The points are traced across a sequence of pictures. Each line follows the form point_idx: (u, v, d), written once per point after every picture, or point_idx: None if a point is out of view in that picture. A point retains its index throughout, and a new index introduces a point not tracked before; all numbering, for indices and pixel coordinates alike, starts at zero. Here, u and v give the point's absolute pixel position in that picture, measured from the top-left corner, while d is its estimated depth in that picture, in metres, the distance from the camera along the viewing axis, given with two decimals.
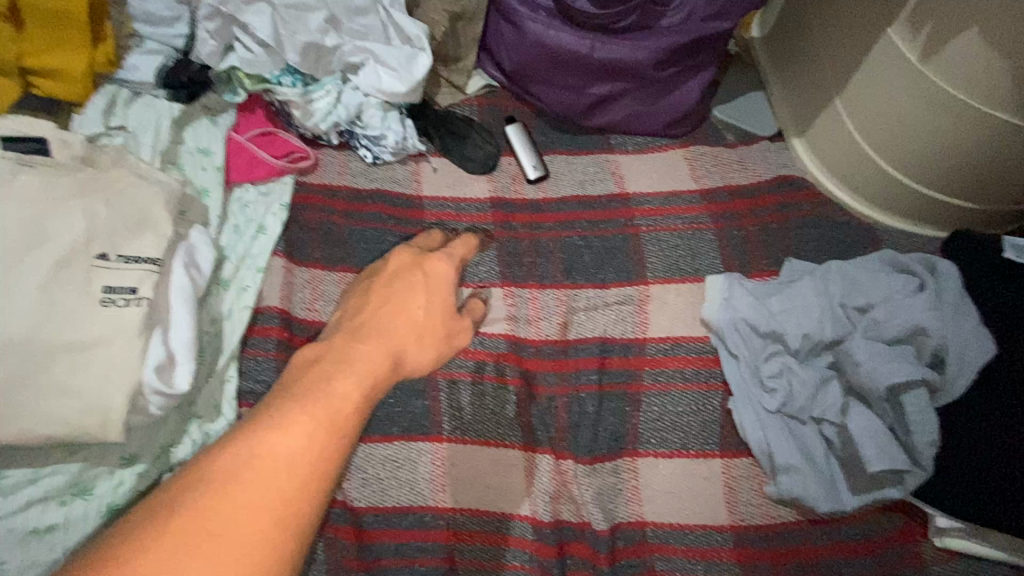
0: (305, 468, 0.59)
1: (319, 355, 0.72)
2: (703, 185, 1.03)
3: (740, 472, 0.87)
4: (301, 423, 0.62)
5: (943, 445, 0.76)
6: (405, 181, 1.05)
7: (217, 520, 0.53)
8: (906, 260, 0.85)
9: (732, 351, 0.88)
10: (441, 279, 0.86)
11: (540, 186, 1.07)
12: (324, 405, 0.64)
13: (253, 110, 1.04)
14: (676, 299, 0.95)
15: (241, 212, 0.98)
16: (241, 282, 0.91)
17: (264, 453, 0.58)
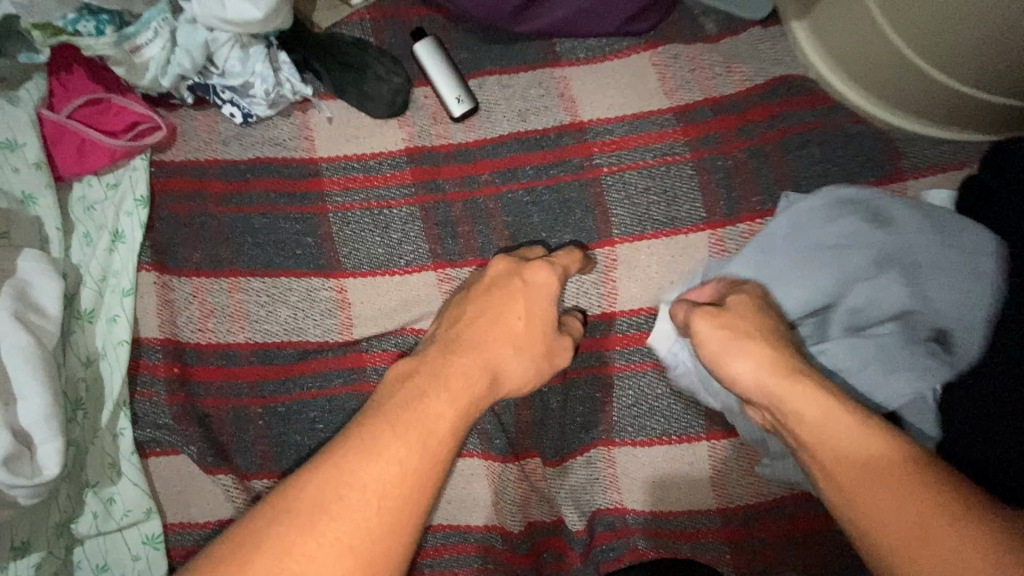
0: (395, 497, 0.54)
1: (395, 390, 0.61)
2: (680, 103, 0.80)
3: (728, 453, 0.78)
4: (399, 446, 0.56)
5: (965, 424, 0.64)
6: (292, 140, 0.81)
7: (304, 554, 0.50)
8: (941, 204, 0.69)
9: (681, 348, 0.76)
10: (534, 304, 0.70)
11: (468, 125, 0.83)
12: (417, 429, 0.57)
13: (69, 70, 0.77)
14: (648, 261, 0.78)
15: (87, 217, 0.76)
16: (109, 311, 0.74)
17: (356, 478, 0.54)
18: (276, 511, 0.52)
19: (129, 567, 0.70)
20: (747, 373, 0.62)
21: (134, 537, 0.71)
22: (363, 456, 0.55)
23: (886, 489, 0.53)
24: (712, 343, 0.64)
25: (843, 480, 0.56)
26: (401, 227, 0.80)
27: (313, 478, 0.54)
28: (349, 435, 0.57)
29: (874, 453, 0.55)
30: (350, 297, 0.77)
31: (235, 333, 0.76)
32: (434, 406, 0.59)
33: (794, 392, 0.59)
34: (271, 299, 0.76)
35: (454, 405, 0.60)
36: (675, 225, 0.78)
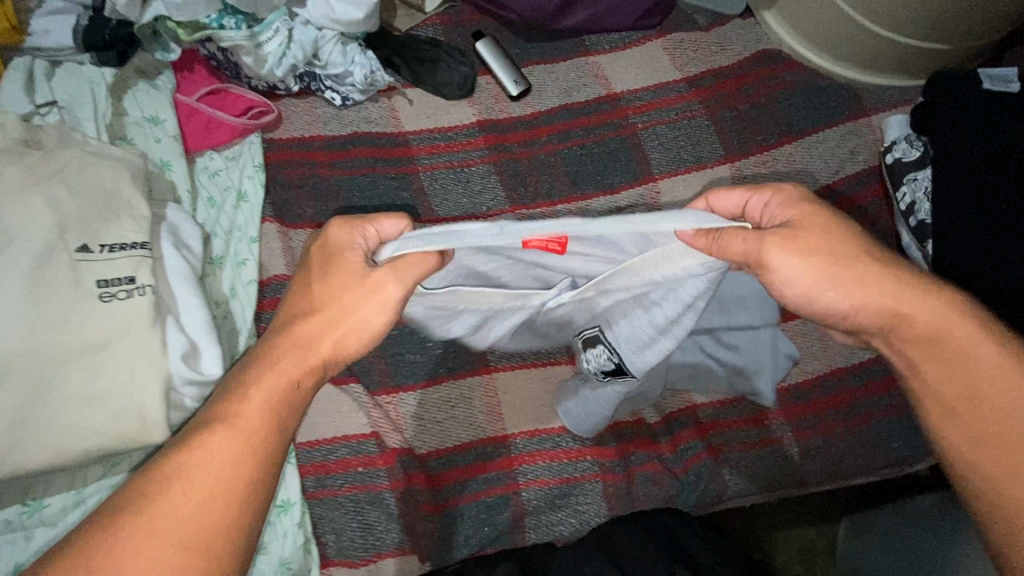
0: (223, 500, 0.51)
1: (227, 402, 0.56)
2: (690, 74, 1.02)
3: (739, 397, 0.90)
4: (217, 453, 0.53)
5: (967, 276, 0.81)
6: (382, 119, 0.97)
7: (162, 521, 0.50)
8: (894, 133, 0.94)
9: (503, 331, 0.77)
10: (385, 292, 0.57)
11: (524, 101, 1.01)
12: (230, 430, 0.54)
13: (191, 68, 0.92)
14: (686, 191, 0.95)
15: (213, 183, 0.88)
16: (237, 256, 0.84)
17: (190, 499, 0.51)
18: (96, 531, 0.49)
19: None
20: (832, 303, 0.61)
21: None
22: (187, 470, 0.52)
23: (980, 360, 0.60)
24: (806, 266, 0.59)
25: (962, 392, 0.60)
26: (480, 181, 0.95)
27: (127, 512, 0.50)
28: (166, 455, 0.53)
29: (988, 364, 0.60)
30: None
31: None
32: (253, 400, 0.55)
33: (897, 299, 0.60)
34: None
35: (273, 395, 0.56)
36: (701, 162, 0.96)
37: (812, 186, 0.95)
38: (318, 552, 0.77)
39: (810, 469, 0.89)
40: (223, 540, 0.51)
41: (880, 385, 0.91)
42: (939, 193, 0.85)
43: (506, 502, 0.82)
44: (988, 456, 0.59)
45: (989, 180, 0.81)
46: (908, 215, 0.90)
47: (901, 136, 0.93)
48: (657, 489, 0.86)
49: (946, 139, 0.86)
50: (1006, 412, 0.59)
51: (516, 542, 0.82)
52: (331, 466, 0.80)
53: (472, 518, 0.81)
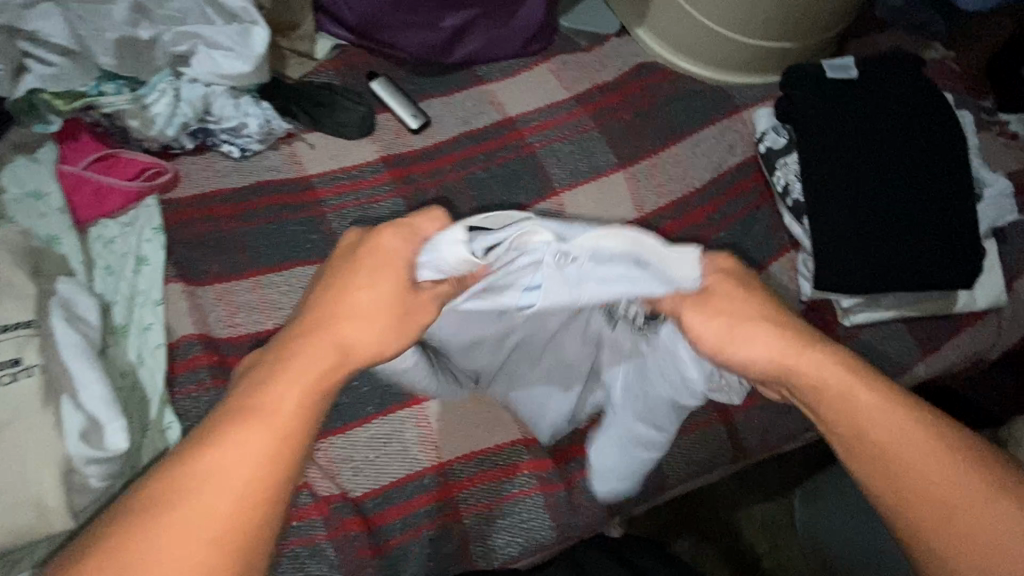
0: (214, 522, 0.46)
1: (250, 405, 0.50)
2: (579, 91, 1.08)
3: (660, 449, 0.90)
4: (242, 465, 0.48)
5: (847, 244, 0.90)
6: (284, 166, 0.97)
7: (177, 536, 0.45)
8: (763, 124, 1.02)
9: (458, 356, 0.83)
10: (394, 250, 0.58)
11: (425, 134, 1.04)
12: (257, 426, 0.49)
13: (76, 135, 0.90)
14: (587, 201, 1.00)
15: (109, 252, 0.86)
16: (141, 322, 0.81)
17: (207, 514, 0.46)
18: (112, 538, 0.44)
19: None
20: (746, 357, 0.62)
21: None
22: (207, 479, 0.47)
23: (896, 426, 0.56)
24: (755, 325, 0.62)
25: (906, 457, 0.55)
26: (390, 216, 0.96)
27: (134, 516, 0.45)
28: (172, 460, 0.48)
29: (877, 412, 0.57)
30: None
31: (262, 323, 0.85)
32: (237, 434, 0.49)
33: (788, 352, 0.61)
34: (290, 288, 0.88)
35: (302, 389, 0.51)
36: (598, 172, 1.02)
37: (700, 181, 1.02)
38: None
39: (737, 444, 0.93)
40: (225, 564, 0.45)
41: None
42: (806, 171, 0.93)
43: (447, 535, 0.82)
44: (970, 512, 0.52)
45: (883, 161, 0.91)
46: (783, 195, 0.97)
47: (771, 126, 1.02)
48: (597, 489, 0.88)
49: (846, 115, 0.94)
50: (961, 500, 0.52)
51: (467, 570, 0.82)
52: None
53: (419, 553, 0.81)
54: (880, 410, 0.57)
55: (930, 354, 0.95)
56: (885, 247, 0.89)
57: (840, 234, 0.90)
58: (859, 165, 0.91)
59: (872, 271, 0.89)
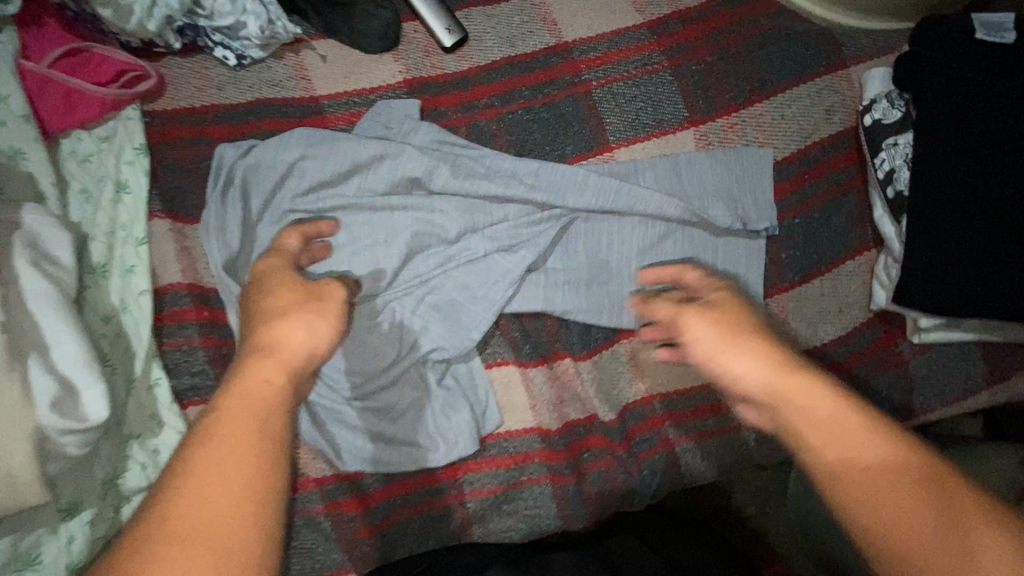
0: (241, 479, 0.43)
1: (261, 307, 0.59)
2: (654, 18, 0.88)
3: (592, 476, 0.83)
4: (243, 447, 0.44)
5: (940, 254, 0.75)
6: (289, 81, 0.81)
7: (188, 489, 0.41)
8: (874, 89, 0.83)
9: (497, 288, 0.77)
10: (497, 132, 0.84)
11: (460, 54, 0.86)
12: (275, 359, 0.52)
13: (40, 21, 0.74)
14: (647, 163, 0.83)
15: (83, 172, 0.73)
16: (124, 262, 0.71)
17: (221, 486, 0.42)
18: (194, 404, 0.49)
19: None
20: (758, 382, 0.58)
21: None
22: (229, 432, 0.45)
23: (883, 486, 0.43)
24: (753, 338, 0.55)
25: (895, 508, 0.42)
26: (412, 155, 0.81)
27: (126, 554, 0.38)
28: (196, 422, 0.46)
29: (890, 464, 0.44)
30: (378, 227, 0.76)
31: None
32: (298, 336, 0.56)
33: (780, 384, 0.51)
34: None
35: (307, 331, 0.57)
36: (663, 127, 0.85)
37: (780, 153, 0.85)
38: None
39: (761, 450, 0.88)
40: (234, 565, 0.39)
41: (844, 365, 0.83)
42: (920, 161, 0.77)
43: (450, 514, 0.78)
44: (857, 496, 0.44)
45: None
46: (884, 183, 0.81)
47: (883, 91, 0.83)
48: (610, 482, 0.83)
49: None
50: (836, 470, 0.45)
51: None
52: None
53: (420, 532, 0.77)
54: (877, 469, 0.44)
55: (996, 381, 0.84)
56: (991, 263, 0.74)
57: (936, 241, 0.75)
58: (987, 158, 0.74)
59: (957, 262, 0.74)
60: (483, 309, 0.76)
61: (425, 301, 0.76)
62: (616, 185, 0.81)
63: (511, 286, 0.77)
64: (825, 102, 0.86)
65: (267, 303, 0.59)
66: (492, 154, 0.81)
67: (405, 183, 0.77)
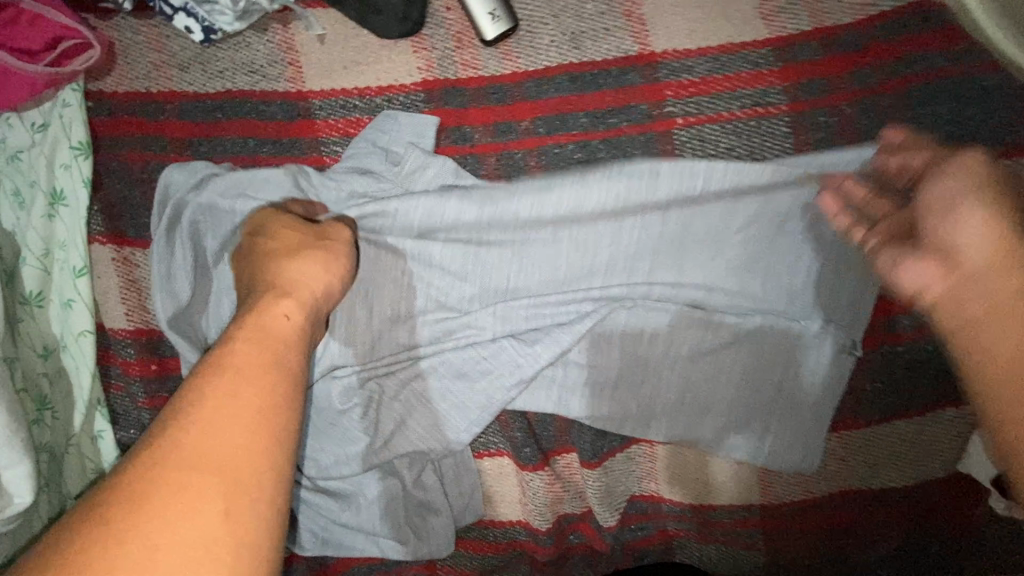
0: (276, 382, 0.40)
1: (267, 250, 0.54)
2: (780, 35, 0.62)
3: (575, 567, 0.76)
4: (263, 371, 0.40)
5: None
6: (274, 66, 0.62)
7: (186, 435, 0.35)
8: None
9: (500, 386, 0.62)
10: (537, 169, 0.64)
11: (503, 50, 0.64)
12: (294, 298, 0.49)
13: None
14: (728, 245, 0.61)
15: (13, 171, 0.59)
16: (63, 292, 0.60)
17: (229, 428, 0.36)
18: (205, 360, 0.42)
19: None
20: (964, 232, 0.46)
21: None
22: (246, 356, 0.41)
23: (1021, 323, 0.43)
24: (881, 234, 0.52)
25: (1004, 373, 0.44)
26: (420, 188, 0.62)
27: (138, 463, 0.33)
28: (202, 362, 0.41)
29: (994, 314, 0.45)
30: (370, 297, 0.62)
31: None
32: (311, 279, 0.52)
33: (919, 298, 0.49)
34: None
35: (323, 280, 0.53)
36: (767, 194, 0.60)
37: None
38: None
39: None
40: (257, 474, 0.35)
41: (896, 514, 0.72)
42: None
43: None
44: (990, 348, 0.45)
45: None
46: None
47: None
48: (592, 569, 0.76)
49: None
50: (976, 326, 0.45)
51: None
52: None
53: None
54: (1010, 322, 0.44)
55: None
56: None
57: None
58: None
59: None
60: (479, 408, 0.63)
61: (412, 388, 0.63)
62: (673, 219, 0.61)
63: (517, 387, 0.62)
64: None
65: (267, 246, 0.55)
66: (511, 195, 0.61)
67: (395, 233, 0.61)
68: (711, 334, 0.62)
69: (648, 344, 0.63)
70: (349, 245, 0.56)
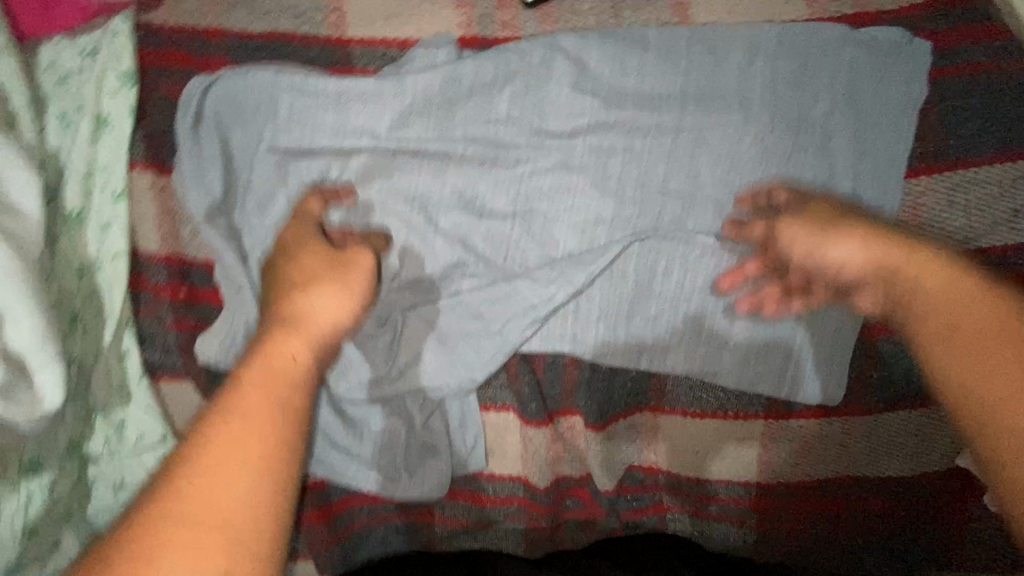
0: (280, 426, 0.41)
1: (287, 274, 0.55)
2: (821, 17, 0.65)
3: (569, 527, 0.78)
4: (256, 418, 0.40)
5: None
6: (317, 12, 0.64)
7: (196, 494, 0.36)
8: None
9: (516, 325, 0.64)
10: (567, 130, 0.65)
11: (542, 15, 0.66)
12: (299, 332, 0.49)
13: None
14: (737, 195, 0.65)
15: (62, 94, 0.61)
16: (100, 214, 0.62)
17: (238, 481, 0.37)
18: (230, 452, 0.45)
19: None
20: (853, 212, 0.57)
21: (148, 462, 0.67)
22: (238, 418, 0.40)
23: (965, 297, 0.45)
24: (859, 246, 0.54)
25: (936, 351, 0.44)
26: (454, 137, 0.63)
27: (141, 538, 0.34)
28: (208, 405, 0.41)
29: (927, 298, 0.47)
30: (393, 238, 0.64)
31: None
32: (326, 313, 0.52)
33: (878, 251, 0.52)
34: None
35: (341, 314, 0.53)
36: (783, 160, 0.64)
37: (927, 249, 0.63)
38: None
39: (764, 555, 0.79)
40: (257, 529, 0.36)
41: (887, 503, 0.74)
42: None
43: (415, 528, 0.77)
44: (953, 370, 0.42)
45: None
46: None
47: None
48: (583, 532, 0.78)
49: None
50: (970, 337, 0.42)
51: None
52: None
53: (381, 537, 0.77)
54: (952, 290, 0.46)
55: None
56: None
57: None
58: None
59: None
60: (493, 348, 0.65)
61: (429, 320, 0.65)
62: (688, 117, 0.64)
63: (532, 325, 0.64)
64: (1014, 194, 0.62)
65: (289, 270, 0.55)
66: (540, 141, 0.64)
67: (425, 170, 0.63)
68: (720, 288, 0.66)
69: (660, 298, 0.67)
70: (368, 275, 0.57)
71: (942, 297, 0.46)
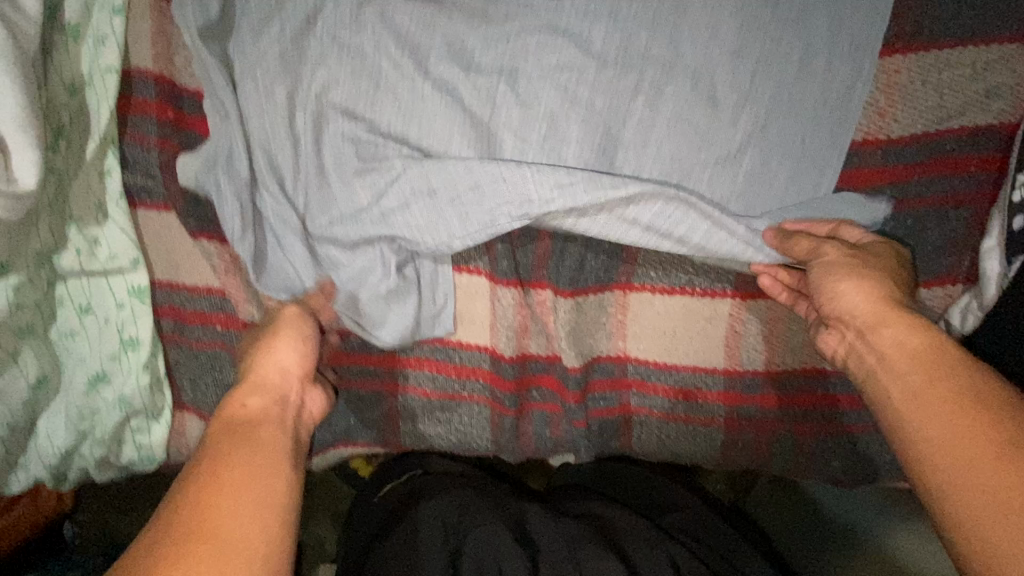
0: (276, 475, 0.52)
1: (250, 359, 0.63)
2: None
3: (535, 415, 0.77)
4: (252, 463, 0.52)
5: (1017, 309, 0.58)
6: None
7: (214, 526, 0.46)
8: None
9: (508, 213, 0.66)
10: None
11: None
12: (265, 396, 0.59)
13: None
14: (717, 64, 0.65)
15: None
16: (96, 29, 0.63)
17: (243, 519, 0.47)
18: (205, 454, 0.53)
19: (112, 314, 0.68)
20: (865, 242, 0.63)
21: (118, 286, 0.68)
22: (224, 466, 0.51)
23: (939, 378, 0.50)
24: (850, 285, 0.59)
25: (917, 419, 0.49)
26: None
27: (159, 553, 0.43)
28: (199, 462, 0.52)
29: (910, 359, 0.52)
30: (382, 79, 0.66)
31: None
32: (282, 361, 0.62)
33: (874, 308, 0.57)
34: None
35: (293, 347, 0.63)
36: (763, 32, 0.64)
37: (901, 129, 0.65)
38: (169, 394, 0.72)
39: (729, 456, 0.78)
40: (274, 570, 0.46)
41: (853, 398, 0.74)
42: None
43: (378, 398, 0.76)
44: (927, 436, 0.48)
45: None
46: None
47: None
48: (546, 421, 0.77)
49: None
50: (943, 424, 0.48)
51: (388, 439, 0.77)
52: (188, 316, 0.71)
53: (343, 404, 0.77)
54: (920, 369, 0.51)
55: None
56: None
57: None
58: None
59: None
60: (480, 226, 0.66)
61: (415, 174, 0.65)
62: None
63: (521, 218, 0.66)
64: (992, 76, 0.63)
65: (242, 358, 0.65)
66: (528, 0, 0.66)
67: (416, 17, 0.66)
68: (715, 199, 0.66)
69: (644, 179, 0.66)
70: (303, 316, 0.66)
71: (922, 373, 0.51)
